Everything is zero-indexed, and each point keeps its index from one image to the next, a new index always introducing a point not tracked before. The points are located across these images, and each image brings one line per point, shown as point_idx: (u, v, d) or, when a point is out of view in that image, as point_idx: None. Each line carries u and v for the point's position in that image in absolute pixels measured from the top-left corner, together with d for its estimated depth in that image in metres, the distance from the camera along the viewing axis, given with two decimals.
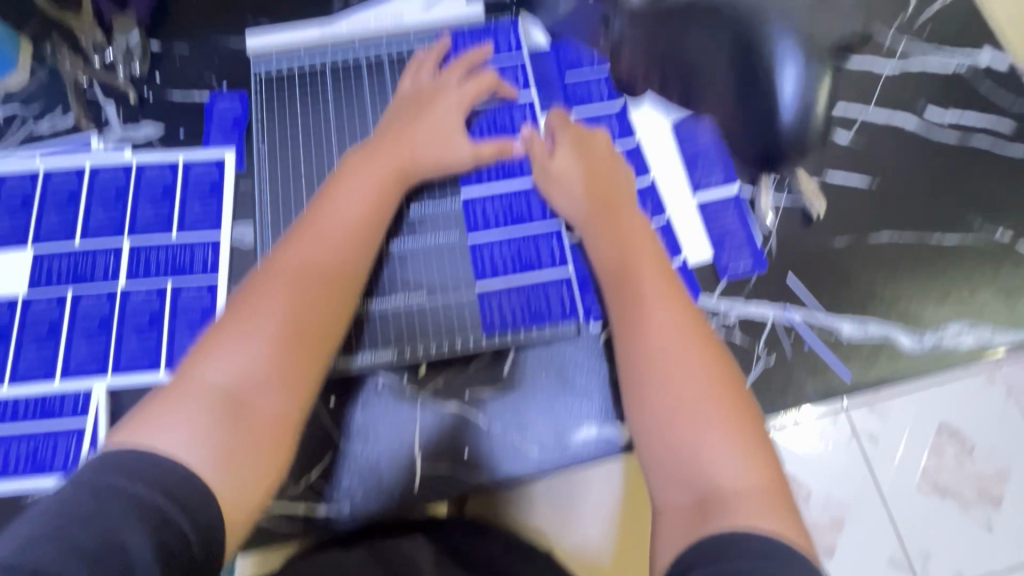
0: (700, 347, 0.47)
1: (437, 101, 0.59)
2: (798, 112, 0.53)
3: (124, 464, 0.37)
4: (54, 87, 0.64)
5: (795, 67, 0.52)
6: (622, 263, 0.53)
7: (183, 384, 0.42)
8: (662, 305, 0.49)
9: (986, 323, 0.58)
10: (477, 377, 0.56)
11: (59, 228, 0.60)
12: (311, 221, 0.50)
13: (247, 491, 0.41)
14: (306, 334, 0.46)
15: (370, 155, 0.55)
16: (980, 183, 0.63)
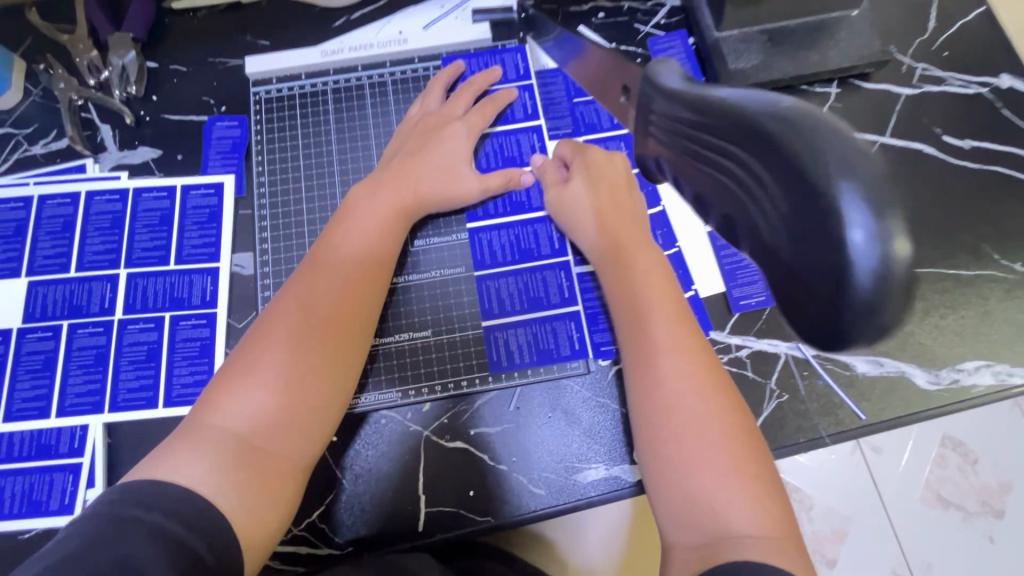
0: (714, 380, 0.42)
1: (444, 131, 0.58)
2: (871, 271, 0.19)
3: (146, 497, 0.36)
4: (48, 108, 0.62)
5: (863, 223, 0.19)
6: (629, 281, 0.48)
7: (209, 409, 0.42)
8: (672, 329, 0.45)
9: (1004, 361, 0.56)
10: (483, 415, 0.54)
11: (53, 256, 0.58)
12: (324, 250, 0.50)
13: (268, 522, 0.40)
14: (325, 366, 0.45)
15: (381, 181, 0.54)
16: (1001, 211, 0.61)
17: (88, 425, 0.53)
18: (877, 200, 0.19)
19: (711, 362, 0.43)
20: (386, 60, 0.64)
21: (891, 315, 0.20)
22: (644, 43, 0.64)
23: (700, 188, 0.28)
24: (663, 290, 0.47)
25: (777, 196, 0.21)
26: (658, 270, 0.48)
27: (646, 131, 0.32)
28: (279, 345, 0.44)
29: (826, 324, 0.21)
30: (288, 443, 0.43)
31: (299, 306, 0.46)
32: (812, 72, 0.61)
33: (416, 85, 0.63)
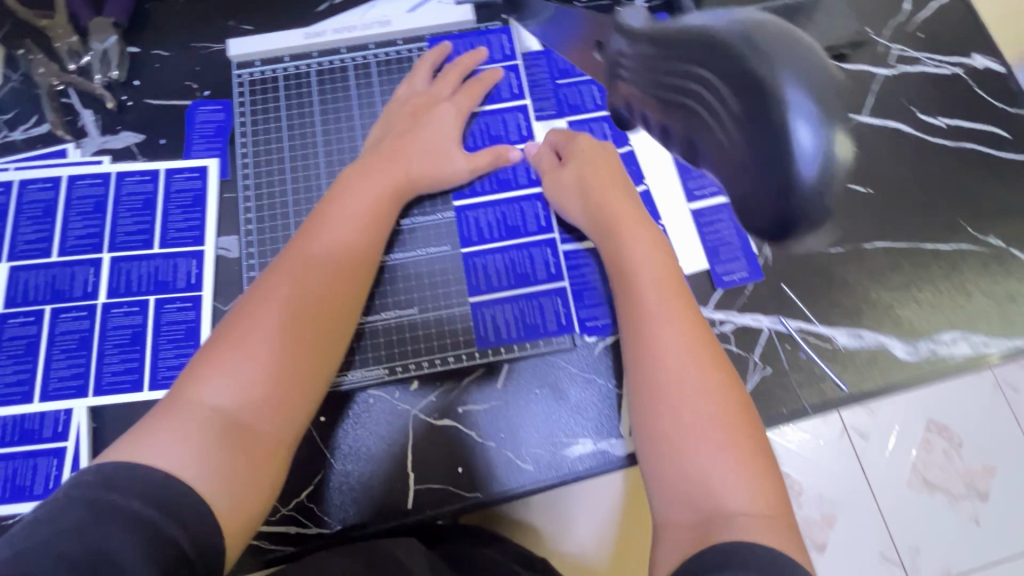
0: (711, 358, 0.43)
1: (433, 112, 0.58)
2: (818, 161, 0.23)
3: (121, 483, 0.35)
4: (28, 93, 0.62)
5: (810, 123, 0.23)
6: (628, 261, 0.49)
7: (182, 392, 0.41)
8: (670, 306, 0.45)
9: (979, 331, 0.58)
10: (472, 393, 0.55)
11: (35, 241, 0.57)
12: (313, 229, 0.50)
13: (250, 504, 0.40)
14: (312, 349, 0.46)
15: (370, 164, 0.54)
16: (975, 187, 0.62)
17: (72, 410, 0.53)
18: (822, 101, 0.23)
19: (708, 341, 0.44)
20: (369, 42, 0.64)
21: (832, 198, 0.24)
22: None
23: (668, 119, 0.32)
24: (662, 268, 0.48)
25: (730, 98, 0.25)
26: (657, 248, 0.49)
27: (624, 81, 0.36)
28: (267, 327, 0.44)
29: (778, 219, 0.25)
30: (270, 423, 0.43)
31: (287, 287, 0.46)
32: None
33: (400, 67, 0.63)
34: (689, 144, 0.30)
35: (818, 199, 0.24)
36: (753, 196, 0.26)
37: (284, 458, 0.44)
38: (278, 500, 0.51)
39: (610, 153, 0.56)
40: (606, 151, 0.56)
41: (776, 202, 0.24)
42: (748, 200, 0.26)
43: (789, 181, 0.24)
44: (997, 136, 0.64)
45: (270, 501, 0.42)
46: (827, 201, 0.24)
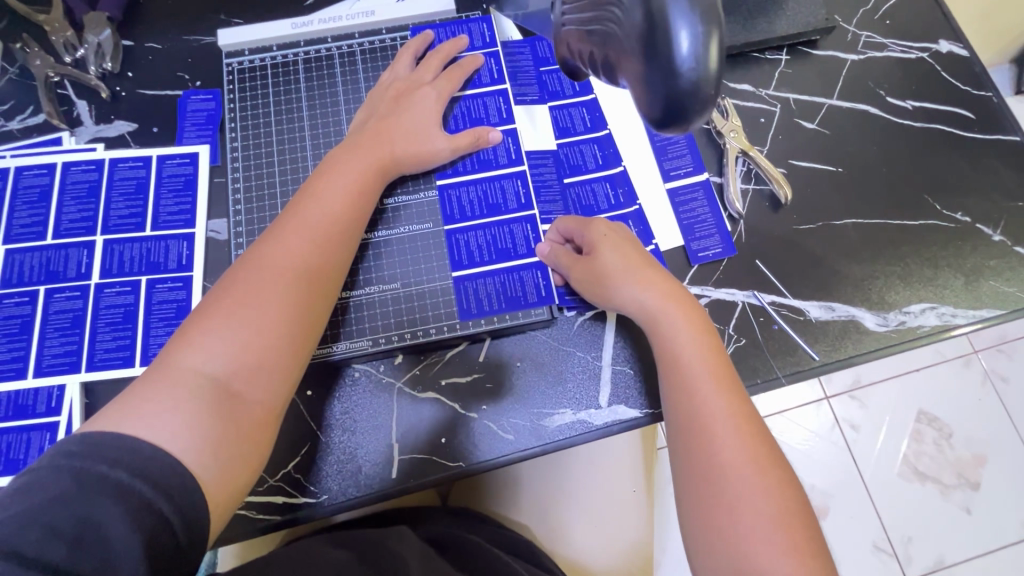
0: (762, 447, 0.45)
1: (414, 95, 0.60)
2: (691, 53, 0.30)
3: (104, 449, 0.36)
4: (24, 85, 0.64)
5: (684, 26, 0.30)
6: (675, 344, 0.49)
7: (169, 366, 0.42)
8: (719, 396, 0.46)
9: (947, 303, 0.60)
10: (453, 366, 0.56)
11: (30, 225, 0.59)
12: (300, 214, 0.51)
13: (236, 472, 0.41)
14: (292, 325, 0.46)
15: (353, 150, 0.55)
16: (943, 166, 0.64)
17: (65, 385, 0.54)
18: (697, 10, 0.30)
19: (762, 433, 0.46)
20: (355, 32, 0.66)
21: (707, 79, 0.31)
22: None
23: (591, 44, 0.37)
24: (711, 356, 0.49)
25: (633, 10, 0.32)
26: (704, 333, 0.50)
27: (562, 34, 0.40)
28: (249, 303, 0.45)
29: (671, 100, 0.32)
30: (257, 397, 0.44)
31: (266, 270, 0.47)
32: (760, 37, 0.65)
33: (384, 55, 0.66)
34: (608, 62, 0.36)
35: (696, 87, 0.31)
36: (651, 84, 0.32)
37: (271, 430, 0.45)
38: (266, 471, 0.53)
39: (629, 235, 0.55)
40: (626, 234, 0.55)
41: (667, 86, 0.31)
42: (647, 88, 0.32)
43: (673, 69, 0.31)
44: (963, 117, 0.66)
45: (256, 471, 0.44)
46: (703, 83, 0.31)
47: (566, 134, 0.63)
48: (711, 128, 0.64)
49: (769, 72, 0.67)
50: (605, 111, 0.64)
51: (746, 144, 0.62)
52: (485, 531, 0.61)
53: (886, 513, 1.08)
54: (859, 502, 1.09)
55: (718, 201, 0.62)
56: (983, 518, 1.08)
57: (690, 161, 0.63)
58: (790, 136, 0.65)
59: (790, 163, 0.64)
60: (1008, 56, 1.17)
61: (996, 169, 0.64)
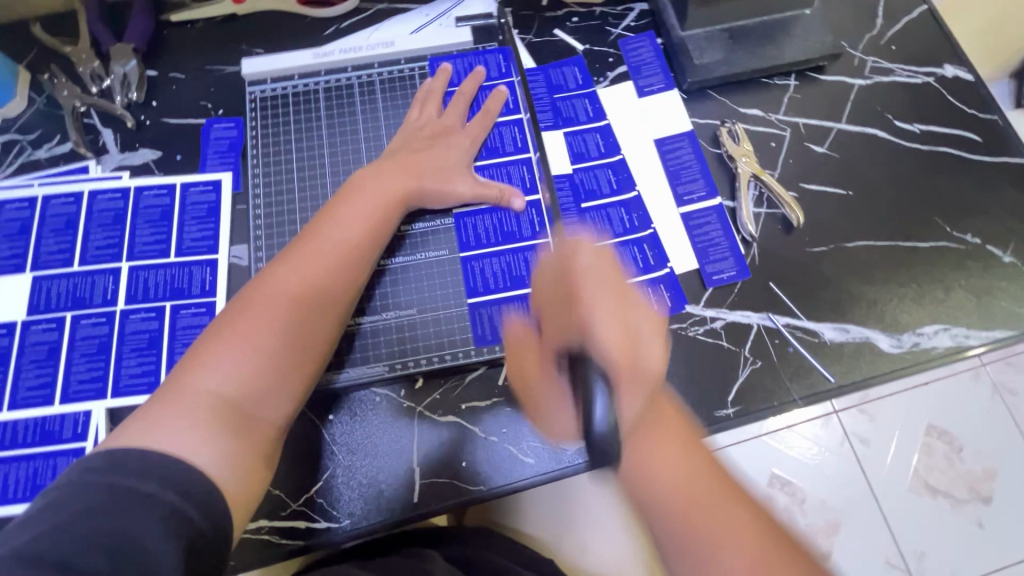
0: (728, 499, 0.43)
1: (448, 140, 0.62)
2: None
3: (133, 465, 0.37)
4: (52, 115, 0.66)
5: None
6: (646, 484, 0.43)
7: (185, 384, 0.43)
8: (674, 478, 0.43)
9: (960, 324, 0.60)
10: (473, 390, 0.57)
11: (58, 253, 0.60)
12: (316, 236, 0.52)
13: (255, 489, 0.43)
14: (306, 351, 0.48)
15: (376, 177, 0.57)
16: (951, 187, 0.65)
17: (91, 411, 0.55)
18: None
19: (718, 480, 0.43)
20: (374, 61, 0.68)
21: None
22: (616, 44, 0.70)
23: None
24: (661, 440, 0.44)
25: None
26: (688, 453, 0.45)
27: None
28: (265, 324, 0.46)
29: None
30: (271, 410, 0.45)
31: (281, 292, 0.48)
32: (768, 64, 0.67)
33: (402, 84, 0.67)
34: None
35: None
36: None
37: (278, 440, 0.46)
38: (289, 495, 0.54)
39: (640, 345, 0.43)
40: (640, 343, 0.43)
41: None
42: None
43: None
44: (969, 140, 0.67)
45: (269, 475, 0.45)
46: None
47: (582, 159, 0.65)
48: (723, 152, 0.66)
49: (778, 97, 0.68)
50: (621, 142, 0.66)
51: (757, 169, 0.64)
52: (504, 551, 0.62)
53: (899, 530, 1.08)
54: (871, 519, 1.08)
55: (732, 224, 0.63)
56: (996, 534, 1.07)
57: (703, 185, 0.64)
58: (800, 159, 0.66)
59: (800, 186, 0.65)
60: (1006, 70, 1.19)
61: (1003, 190, 0.65)
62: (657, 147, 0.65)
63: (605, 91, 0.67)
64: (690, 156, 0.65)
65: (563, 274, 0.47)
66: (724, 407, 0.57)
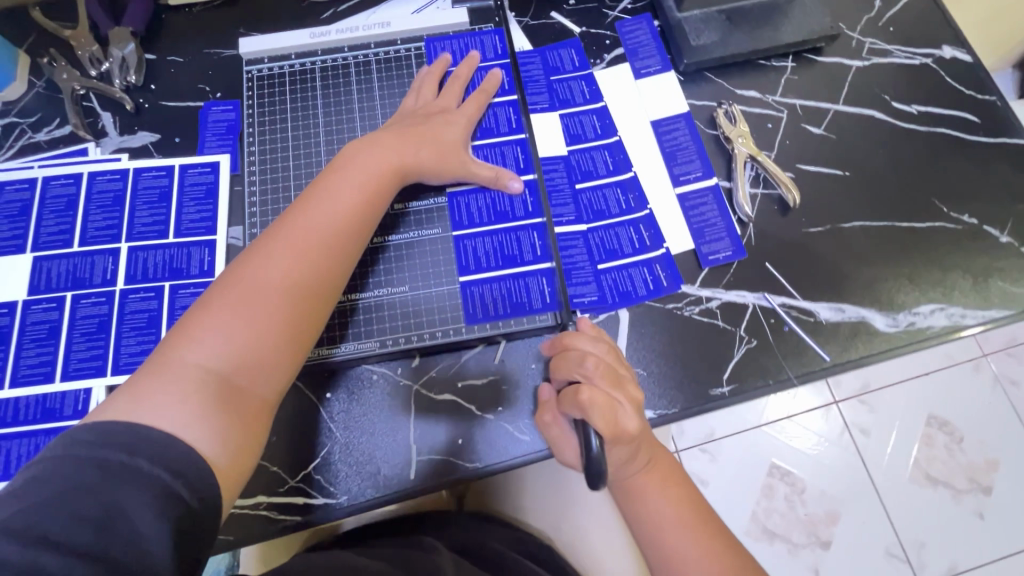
0: (706, 529, 0.49)
1: (442, 117, 0.60)
2: None
3: (122, 440, 0.37)
4: (52, 98, 0.66)
5: None
6: (636, 500, 0.51)
7: (172, 359, 0.42)
8: (661, 500, 0.50)
9: (956, 305, 0.60)
10: (468, 368, 0.57)
11: (57, 233, 0.61)
12: (306, 211, 0.50)
13: (244, 465, 0.43)
14: (296, 325, 0.47)
15: (365, 150, 0.56)
16: (949, 169, 0.65)
17: (91, 389, 0.56)
18: None
19: (702, 517, 0.50)
20: (370, 42, 0.68)
21: None
22: (613, 26, 0.69)
23: None
24: (658, 469, 0.52)
25: None
26: (672, 487, 0.51)
27: None
28: (252, 301, 0.45)
29: None
30: (257, 386, 0.45)
31: (270, 266, 0.47)
32: (765, 45, 0.67)
33: (398, 65, 0.67)
34: None
35: None
36: None
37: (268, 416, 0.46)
38: (286, 471, 0.54)
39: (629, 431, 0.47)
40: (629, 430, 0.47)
41: None
42: None
43: None
44: (967, 121, 0.67)
45: (259, 449, 0.44)
46: None
47: (578, 141, 0.65)
48: (720, 134, 0.66)
49: (775, 79, 0.68)
50: (616, 122, 0.66)
51: (754, 150, 0.64)
52: (501, 534, 0.62)
53: (898, 518, 1.08)
54: (871, 507, 1.08)
55: (728, 204, 0.63)
56: (996, 523, 1.07)
57: (700, 166, 0.64)
58: (797, 140, 0.66)
59: (797, 167, 0.65)
60: (1010, 60, 1.18)
61: (1000, 171, 0.65)
62: (653, 129, 0.66)
63: (602, 73, 0.67)
64: (686, 137, 0.65)
65: (570, 369, 0.50)
66: (719, 386, 0.57)
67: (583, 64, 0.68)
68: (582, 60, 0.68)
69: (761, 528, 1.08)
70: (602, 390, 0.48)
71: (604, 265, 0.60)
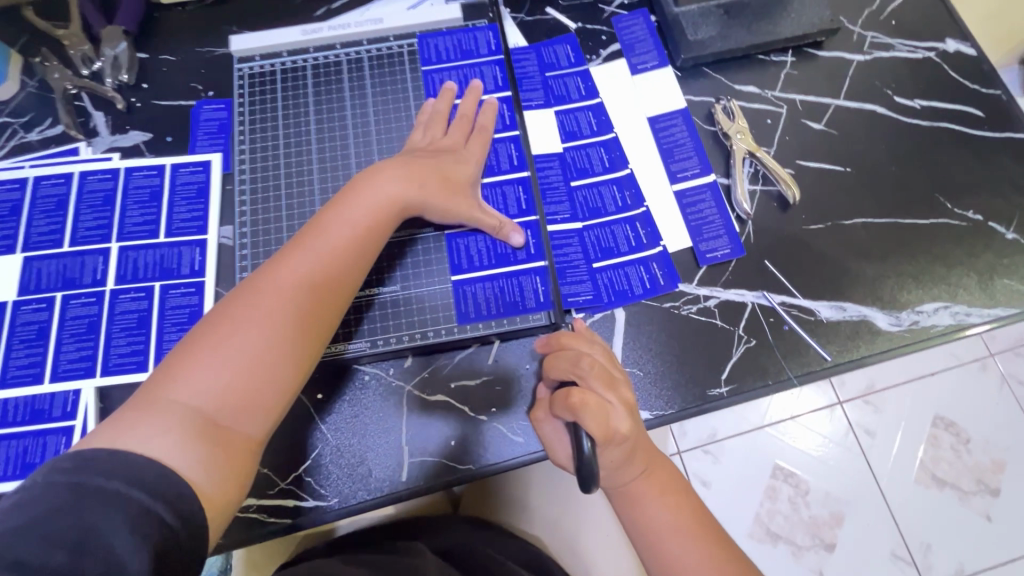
0: (709, 533, 0.48)
1: (451, 152, 0.58)
2: None
3: (99, 464, 0.36)
4: (44, 97, 0.66)
5: None
6: (636, 506, 0.50)
7: (162, 392, 0.42)
8: (661, 506, 0.49)
9: (961, 303, 0.59)
10: (462, 368, 0.57)
11: (48, 234, 0.60)
12: (308, 240, 0.49)
13: (229, 493, 0.41)
14: (285, 365, 0.45)
15: (369, 181, 0.53)
16: (954, 165, 0.64)
17: (80, 390, 0.55)
18: None
19: (704, 521, 0.49)
20: (363, 38, 0.67)
21: None
22: (609, 22, 0.69)
23: None
24: (657, 474, 0.51)
25: None
26: (671, 494, 0.50)
27: None
28: (246, 333, 0.44)
29: None
30: (246, 422, 0.43)
31: (268, 297, 0.46)
32: (764, 39, 0.66)
33: (391, 62, 0.66)
34: None
35: None
36: None
37: (257, 452, 0.44)
38: (277, 474, 0.53)
39: (619, 430, 0.46)
40: (619, 428, 0.46)
41: None
42: None
43: None
44: (971, 115, 0.66)
45: (246, 484, 0.43)
46: None
47: (574, 137, 0.64)
48: (718, 130, 0.65)
49: (775, 73, 0.67)
50: (612, 118, 0.64)
51: (753, 146, 0.62)
52: (496, 539, 0.61)
53: (904, 520, 1.06)
54: (876, 510, 1.07)
55: (726, 201, 0.62)
56: (1004, 525, 1.05)
57: (697, 162, 0.63)
58: (796, 136, 0.65)
59: (797, 164, 0.64)
60: (1017, 55, 1.16)
61: (1006, 167, 0.64)
62: (651, 125, 0.65)
63: (598, 69, 0.66)
64: (684, 134, 0.64)
65: (566, 369, 0.49)
66: (718, 386, 0.56)
67: (578, 60, 0.67)
68: (579, 56, 0.67)
69: (764, 530, 1.06)
70: (596, 392, 0.47)
71: (599, 264, 0.59)
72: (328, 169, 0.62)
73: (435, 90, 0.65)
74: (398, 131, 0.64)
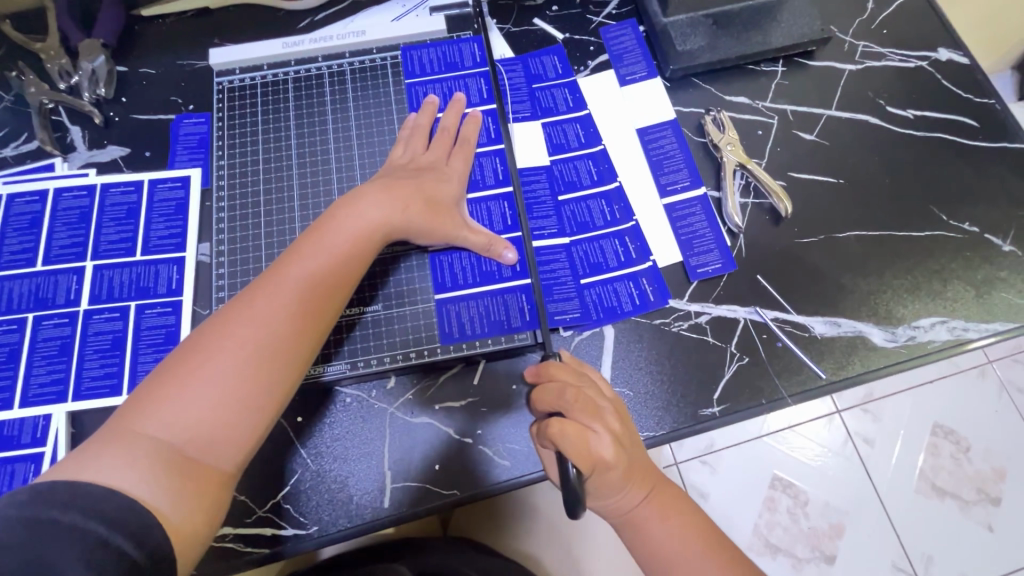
0: (722, 551, 0.47)
1: (437, 169, 0.57)
2: None
3: (57, 497, 0.35)
4: (19, 112, 0.64)
5: None
6: (642, 534, 0.48)
7: (129, 423, 0.40)
8: (668, 530, 0.47)
9: (958, 317, 0.58)
10: (446, 389, 0.55)
11: (20, 252, 0.58)
12: (289, 263, 0.47)
13: (196, 529, 0.39)
14: (259, 393, 0.43)
15: (355, 201, 0.51)
16: (948, 175, 0.63)
17: (51, 415, 0.53)
18: None
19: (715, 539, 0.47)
20: (346, 51, 0.66)
21: None
22: (597, 32, 0.67)
23: None
24: (660, 497, 0.49)
25: None
26: (677, 516, 0.48)
27: None
28: (220, 361, 0.43)
29: None
30: (217, 454, 0.41)
31: (246, 323, 0.44)
32: (753, 49, 0.65)
33: (374, 74, 0.65)
34: None
35: None
36: None
37: (229, 485, 0.42)
38: (255, 501, 0.51)
39: (603, 454, 0.45)
40: (603, 453, 0.45)
41: None
42: None
43: None
44: (965, 125, 0.65)
45: (216, 519, 0.41)
46: None
47: (561, 150, 0.62)
48: (708, 141, 0.63)
49: (765, 84, 0.66)
50: (600, 130, 0.63)
51: (743, 157, 0.61)
52: (484, 563, 0.59)
53: (905, 533, 1.04)
54: (877, 523, 1.05)
55: (717, 215, 0.60)
56: (1007, 537, 1.03)
57: (687, 175, 0.62)
58: (788, 147, 0.63)
59: (789, 175, 0.62)
60: (1008, 62, 1.15)
61: (1001, 176, 0.63)
62: (640, 137, 0.63)
63: (585, 80, 0.65)
64: (673, 145, 0.63)
65: (550, 399, 0.47)
66: (710, 405, 0.54)
67: (566, 72, 0.65)
68: (566, 67, 0.66)
69: (763, 542, 1.04)
70: (579, 419, 0.46)
71: (588, 280, 0.58)
72: (308, 185, 0.61)
73: (418, 103, 0.64)
74: (381, 145, 0.62)
